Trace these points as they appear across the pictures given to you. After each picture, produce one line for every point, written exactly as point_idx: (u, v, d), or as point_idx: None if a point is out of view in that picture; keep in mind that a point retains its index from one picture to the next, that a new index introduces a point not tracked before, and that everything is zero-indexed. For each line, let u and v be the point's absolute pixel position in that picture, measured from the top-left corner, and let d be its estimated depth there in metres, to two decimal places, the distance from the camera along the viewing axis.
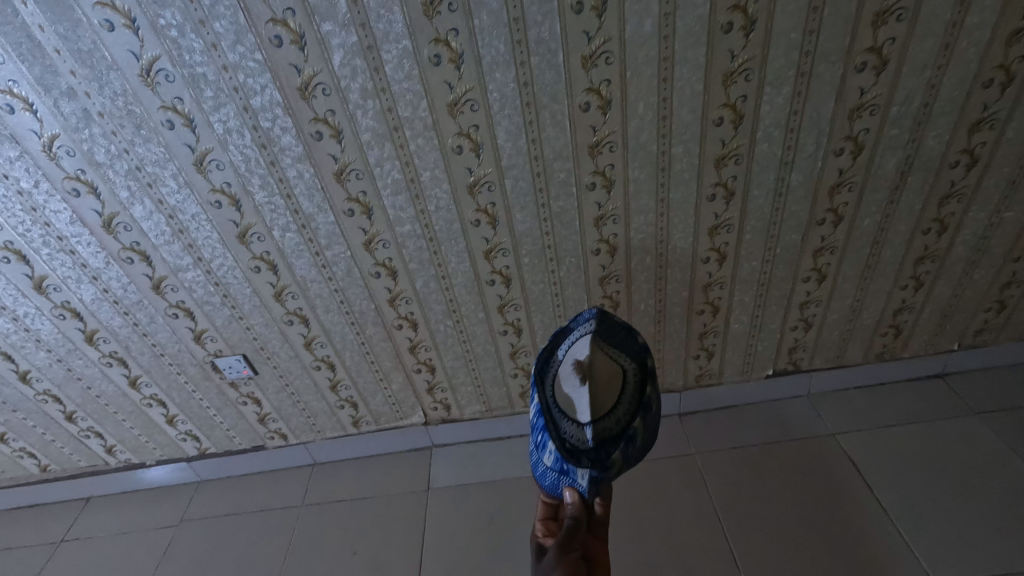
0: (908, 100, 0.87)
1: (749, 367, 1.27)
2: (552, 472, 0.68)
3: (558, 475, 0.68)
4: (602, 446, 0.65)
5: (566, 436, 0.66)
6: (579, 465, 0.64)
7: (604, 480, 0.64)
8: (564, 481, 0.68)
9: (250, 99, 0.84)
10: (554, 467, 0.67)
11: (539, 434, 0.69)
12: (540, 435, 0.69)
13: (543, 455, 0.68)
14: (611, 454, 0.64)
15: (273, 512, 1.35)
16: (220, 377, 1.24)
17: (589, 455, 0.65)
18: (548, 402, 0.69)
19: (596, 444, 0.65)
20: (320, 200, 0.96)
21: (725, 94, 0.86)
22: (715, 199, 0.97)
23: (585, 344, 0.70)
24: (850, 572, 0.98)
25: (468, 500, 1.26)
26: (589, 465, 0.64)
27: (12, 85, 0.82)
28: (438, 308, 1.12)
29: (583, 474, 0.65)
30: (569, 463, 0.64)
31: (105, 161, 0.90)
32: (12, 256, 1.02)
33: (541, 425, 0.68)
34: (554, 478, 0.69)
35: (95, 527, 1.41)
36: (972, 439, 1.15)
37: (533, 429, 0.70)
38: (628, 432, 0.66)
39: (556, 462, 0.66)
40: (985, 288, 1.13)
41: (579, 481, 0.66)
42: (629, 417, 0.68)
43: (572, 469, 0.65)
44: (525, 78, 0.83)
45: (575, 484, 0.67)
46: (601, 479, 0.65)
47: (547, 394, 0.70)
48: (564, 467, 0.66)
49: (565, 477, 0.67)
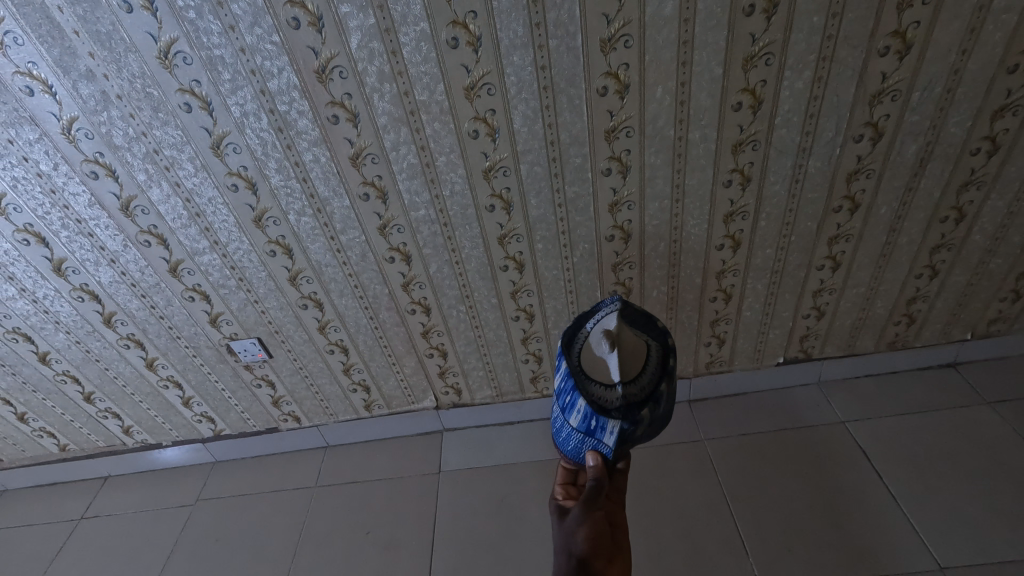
0: (931, 86, 0.86)
1: (760, 355, 1.27)
2: (578, 434, 0.69)
3: (583, 437, 0.68)
4: (630, 404, 0.66)
5: (595, 396, 0.68)
6: (609, 418, 0.65)
7: (631, 436, 0.66)
8: (588, 443, 0.68)
9: (267, 82, 0.84)
10: (581, 427, 0.68)
11: (567, 395, 0.70)
12: (568, 397, 0.70)
13: (569, 415, 0.69)
14: (640, 411, 0.66)
15: (287, 491, 1.38)
16: (234, 360, 1.26)
17: (619, 410, 0.66)
18: (576, 366, 0.71)
19: (625, 404, 0.66)
20: (335, 184, 0.96)
21: (744, 79, 0.85)
22: (731, 185, 0.97)
23: (612, 317, 0.73)
24: (857, 555, 0.99)
25: (480, 482, 1.28)
26: (619, 417, 0.65)
27: (31, 67, 0.82)
28: (450, 293, 1.13)
29: (611, 431, 0.65)
30: (598, 419, 0.66)
31: (123, 144, 0.91)
32: (32, 238, 1.03)
33: (570, 385, 0.69)
34: (578, 441, 0.69)
35: (114, 505, 1.44)
36: (982, 428, 1.15)
37: (560, 392, 0.71)
38: (655, 394, 0.68)
39: (584, 420, 0.67)
40: (1002, 277, 1.13)
41: (606, 440, 0.66)
42: (655, 383, 0.69)
43: (600, 425, 0.66)
44: (543, 62, 0.83)
45: (600, 445, 0.67)
46: (629, 435, 0.66)
47: (575, 360, 0.72)
48: (592, 425, 0.67)
49: (590, 438, 0.67)
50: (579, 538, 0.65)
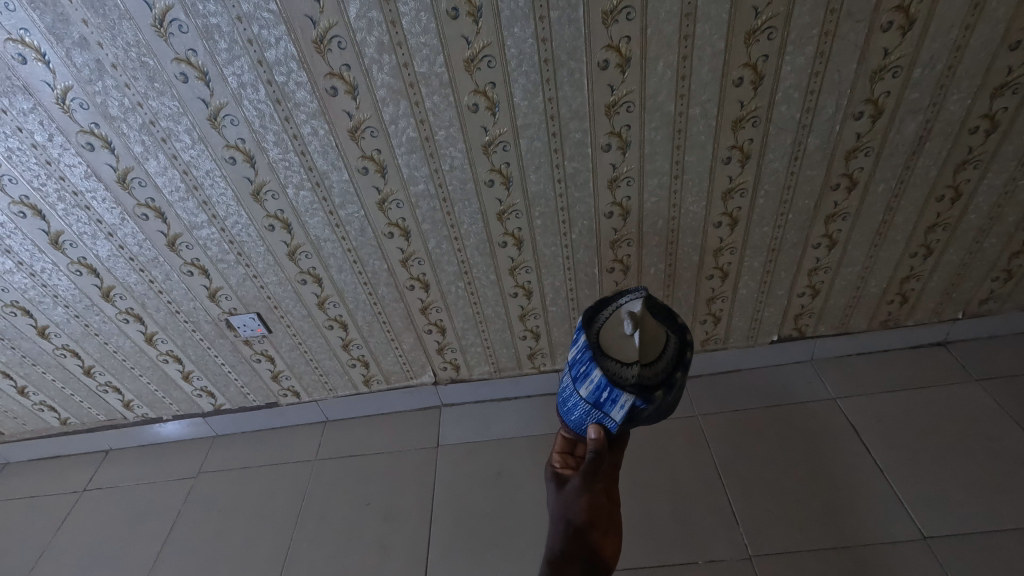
0: (932, 63, 0.86)
1: (754, 333, 1.29)
2: (585, 405, 0.70)
3: (589, 409, 0.69)
4: (644, 385, 0.67)
5: (610, 370, 0.68)
6: (623, 391, 0.66)
7: (639, 414, 0.67)
8: (593, 416, 0.70)
9: (264, 52, 0.83)
10: (590, 398, 0.69)
11: (582, 365, 0.71)
12: (582, 367, 0.71)
13: (581, 385, 0.70)
14: (652, 392, 0.67)
15: (288, 465, 1.40)
16: (234, 335, 1.27)
17: (633, 386, 0.66)
18: (594, 341, 0.72)
19: (639, 382, 0.67)
20: (334, 157, 0.96)
21: (746, 54, 0.84)
22: (730, 162, 0.97)
23: (637, 300, 0.75)
24: (845, 528, 1.02)
25: (478, 456, 1.31)
26: (632, 392, 0.66)
27: (23, 34, 0.81)
28: (449, 269, 1.13)
29: (620, 407, 0.66)
30: (610, 391, 0.67)
31: (119, 115, 0.90)
32: (28, 211, 1.02)
33: (587, 356, 0.70)
34: (583, 412, 0.71)
35: (116, 477, 1.46)
36: (970, 404, 1.18)
37: (574, 362, 0.72)
38: (668, 381, 0.69)
39: (595, 392, 0.68)
40: (995, 257, 1.14)
41: (612, 414, 0.68)
42: (669, 370, 0.70)
43: (611, 397, 0.67)
44: (544, 34, 0.82)
45: (605, 419, 0.68)
46: (636, 413, 0.67)
47: (592, 335, 0.74)
48: (601, 397, 0.68)
49: (597, 411, 0.69)
50: (578, 507, 0.67)
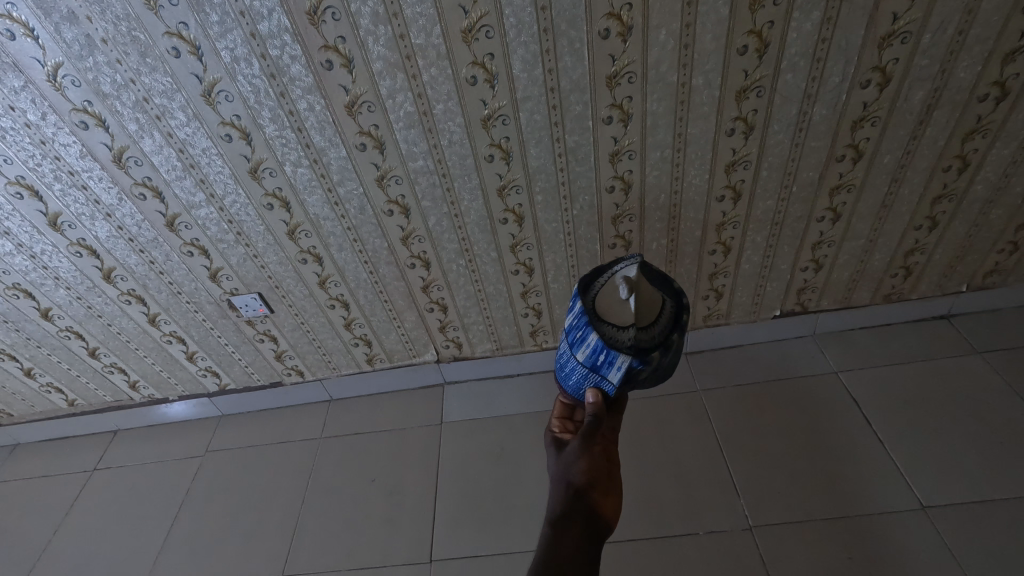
0: (942, 28, 0.83)
1: (757, 308, 1.28)
2: (583, 369, 0.71)
3: (587, 372, 0.71)
4: (641, 347, 0.68)
5: (606, 335, 0.69)
6: (619, 353, 0.67)
7: (636, 375, 0.68)
8: (591, 380, 0.71)
9: (256, 25, 0.81)
10: (587, 361, 0.70)
11: (578, 330, 0.72)
12: (579, 332, 0.72)
13: (577, 350, 0.72)
14: (649, 354, 0.68)
15: (294, 443, 1.41)
16: (236, 316, 1.27)
17: (629, 348, 0.67)
18: (590, 306, 0.73)
19: (636, 344, 0.68)
20: (331, 134, 0.95)
21: (751, 21, 0.82)
22: (733, 134, 0.95)
23: (632, 265, 0.75)
24: (841, 498, 1.04)
25: (481, 432, 1.32)
26: (629, 354, 0.67)
27: (10, 8, 0.79)
28: (450, 246, 1.13)
29: (617, 370, 0.68)
30: (606, 355, 0.68)
31: (111, 92, 0.88)
32: (24, 192, 1.02)
33: (582, 321, 0.72)
34: (580, 376, 0.72)
35: (126, 456, 1.49)
36: (970, 376, 1.18)
37: (571, 328, 0.73)
38: (665, 343, 0.70)
39: (591, 355, 0.70)
40: (1001, 229, 1.13)
41: (609, 377, 0.69)
42: (666, 333, 0.71)
43: (607, 360, 0.68)
44: (542, 2, 0.80)
45: (603, 382, 0.70)
46: (633, 374, 0.68)
47: (588, 301, 0.74)
48: (598, 360, 0.69)
49: (595, 373, 0.70)
50: (578, 468, 0.67)
